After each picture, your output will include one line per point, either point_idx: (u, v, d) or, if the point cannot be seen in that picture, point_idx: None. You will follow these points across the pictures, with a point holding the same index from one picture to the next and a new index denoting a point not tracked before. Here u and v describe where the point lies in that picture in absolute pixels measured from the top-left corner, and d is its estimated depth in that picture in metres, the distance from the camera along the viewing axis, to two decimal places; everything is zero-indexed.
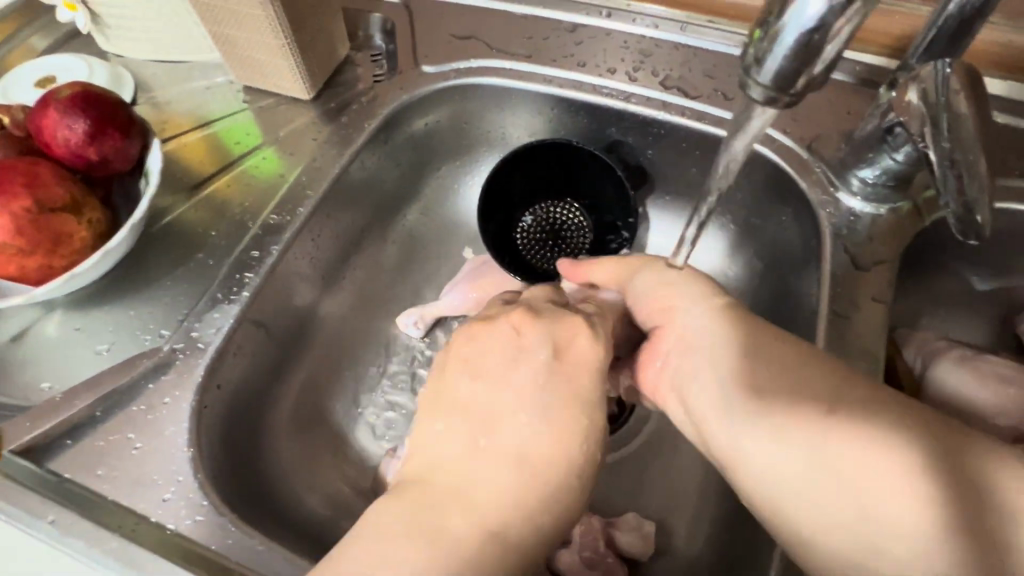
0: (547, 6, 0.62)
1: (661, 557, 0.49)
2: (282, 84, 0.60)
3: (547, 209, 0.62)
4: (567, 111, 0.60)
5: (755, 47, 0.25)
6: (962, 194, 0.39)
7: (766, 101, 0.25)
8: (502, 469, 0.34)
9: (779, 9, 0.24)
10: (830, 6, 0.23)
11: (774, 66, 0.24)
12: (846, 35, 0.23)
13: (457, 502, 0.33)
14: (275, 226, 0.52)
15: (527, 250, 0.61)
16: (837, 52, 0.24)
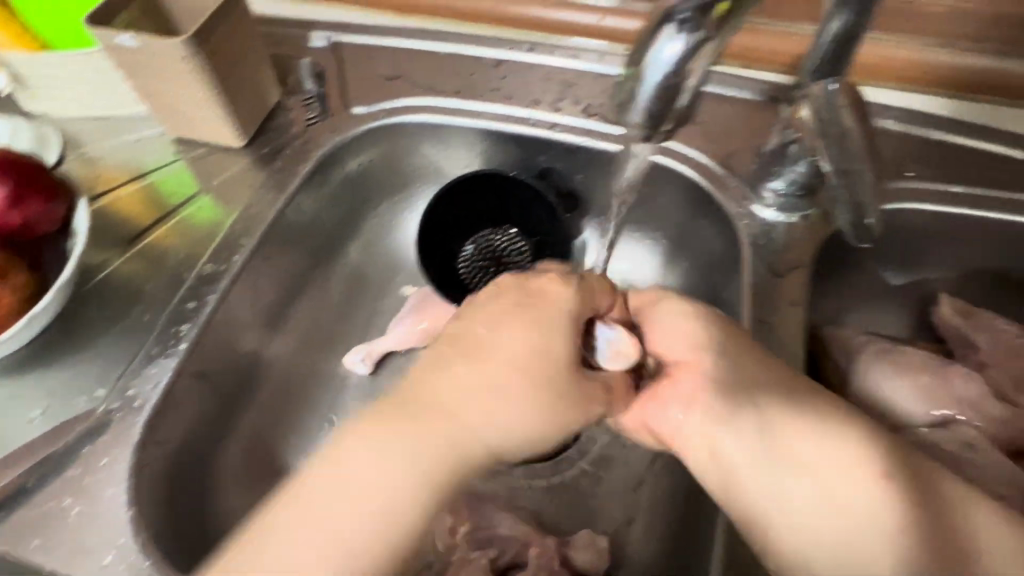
0: (470, 43, 0.64)
1: (617, 571, 0.50)
2: (213, 133, 0.60)
3: (486, 238, 0.63)
4: (498, 142, 0.62)
5: (625, 86, 0.26)
6: (856, 199, 0.43)
7: (640, 135, 0.28)
8: (490, 396, 0.39)
9: (641, 50, 0.26)
10: (684, 47, 0.25)
11: (644, 104, 0.26)
12: (702, 69, 0.25)
13: (402, 444, 0.38)
14: (211, 275, 0.52)
15: (470, 279, 0.63)
16: (698, 82, 0.26)
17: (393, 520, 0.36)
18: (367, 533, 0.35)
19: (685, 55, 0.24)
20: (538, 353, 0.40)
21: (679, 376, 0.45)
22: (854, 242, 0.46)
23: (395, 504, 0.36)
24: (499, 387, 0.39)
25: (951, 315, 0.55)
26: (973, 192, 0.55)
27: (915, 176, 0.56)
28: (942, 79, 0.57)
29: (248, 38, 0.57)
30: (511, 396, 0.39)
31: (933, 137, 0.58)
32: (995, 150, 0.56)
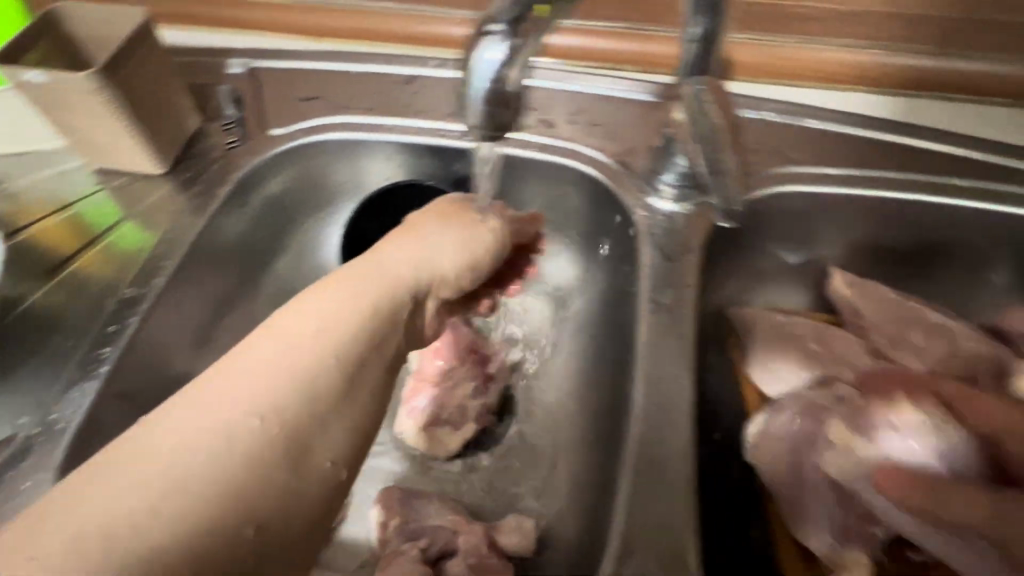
0: (382, 63, 0.67)
1: (543, 551, 0.53)
2: (132, 162, 0.61)
3: None
4: (413, 155, 0.65)
5: (463, 90, 0.29)
6: (724, 197, 0.49)
7: (483, 137, 0.30)
8: (420, 255, 0.47)
9: (469, 55, 0.28)
10: (500, 48, 0.27)
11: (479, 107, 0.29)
12: (523, 64, 0.28)
13: (348, 301, 0.42)
14: (132, 298, 0.53)
15: None
16: (524, 74, 0.29)
17: (311, 385, 0.37)
18: (300, 364, 0.37)
19: (505, 61, 0.27)
20: (457, 219, 0.50)
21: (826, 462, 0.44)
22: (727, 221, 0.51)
23: (334, 340, 0.39)
24: (438, 249, 0.47)
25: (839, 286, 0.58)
26: (844, 173, 0.59)
27: (794, 162, 0.60)
28: (811, 72, 0.63)
29: (162, 69, 0.59)
30: (448, 255, 0.48)
31: (809, 125, 0.61)
32: (861, 132, 0.61)
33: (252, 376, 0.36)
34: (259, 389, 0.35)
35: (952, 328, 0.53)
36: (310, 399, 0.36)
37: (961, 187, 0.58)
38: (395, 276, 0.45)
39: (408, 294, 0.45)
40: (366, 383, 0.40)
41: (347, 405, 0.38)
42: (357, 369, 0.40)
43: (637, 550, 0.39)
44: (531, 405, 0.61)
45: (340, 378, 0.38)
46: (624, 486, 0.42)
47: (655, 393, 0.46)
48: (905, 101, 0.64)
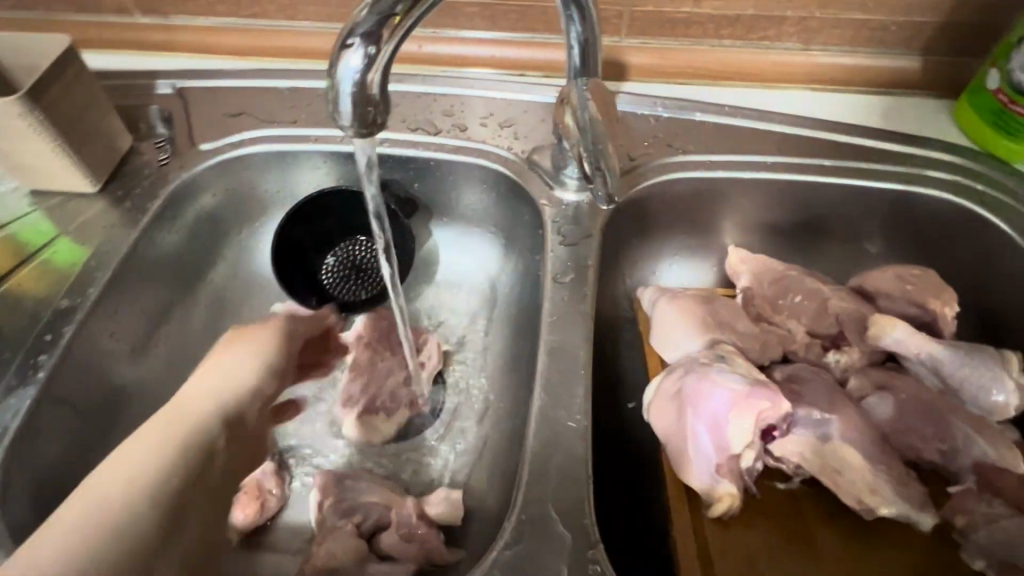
0: (306, 79, 0.72)
1: (470, 519, 0.57)
2: (65, 181, 0.64)
3: (344, 249, 0.70)
4: (339, 162, 0.69)
5: (331, 92, 0.35)
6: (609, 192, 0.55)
7: (357, 133, 0.36)
8: (226, 384, 0.56)
9: (334, 63, 0.34)
10: (360, 54, 0.33)
11: (348, 108, 0.35)
12: (380, 68, 0.34)
13: (121, 472, 0.45)
14: (67, 308, 0.56)
15: (334, 287, 0.70)
16: (383, 77, 0.35)
17: (131, 548, 0.42)
18: (126, 518, 0.43)
19: (363, 67, 0.33)
20: (256, 346, 0.60)
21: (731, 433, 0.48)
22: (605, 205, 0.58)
23: (158, 485, 0.46)
24: (241, 371, 0.58)
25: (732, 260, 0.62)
26: (728, 159, 0.65)
27: (684, 152, 0.66)
28: (697, 71, 0.70)
29: (91, 93, 0.62)
30: (246, 375, 0.58)
31: (696, 118, 0.68)
32: (743, 123, 0.67)
33: (53, 545, 0.40)
34: (70, 544, 0.40)
35: (824, 293, 0.58)
36: (114, 559, 0.41)
37: (830, 168, 0.64)
38: (201, 409, 0.53)
39: (221, 422, 0.53)
40: (159, 551, 0.44)
41: (163, 552, 0.44)
42: (170, 518, 0.45)
43: (538, 498, 0.44)
44: (459, 389, 0.65)
45: (159, 525, 0.44)
46: (528, 444, 0.47)
47: (557, 360, 0.51)
48: (782, 93, 0.70)
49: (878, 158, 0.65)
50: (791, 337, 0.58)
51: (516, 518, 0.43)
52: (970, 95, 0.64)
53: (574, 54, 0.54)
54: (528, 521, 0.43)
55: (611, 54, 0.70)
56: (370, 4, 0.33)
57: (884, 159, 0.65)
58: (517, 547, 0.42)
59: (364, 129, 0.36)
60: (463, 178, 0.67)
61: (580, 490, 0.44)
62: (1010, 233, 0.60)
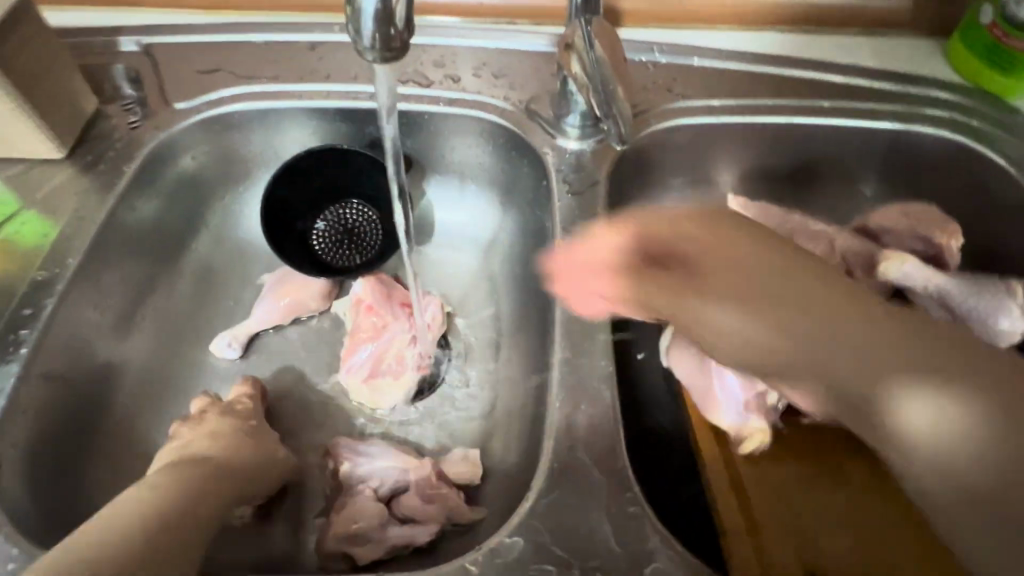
0: (283, 32, 0.68)
1: (489, 479, 0.56)
2: (27, 146, 0.59)
3: (335, 212, 0.67)
4: (326, 119, 0.66)
5: (352, 19, 0.33)
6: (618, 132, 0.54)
7: (379, 60, 0.34)
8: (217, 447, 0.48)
9: None
10: None
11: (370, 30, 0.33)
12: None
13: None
14: (45, 281, 0.51)
15: (325, 252, 0.67)
16: (408, 10, 0.34)
17: None
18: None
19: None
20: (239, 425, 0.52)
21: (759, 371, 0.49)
22: (618, 144, 0.52)
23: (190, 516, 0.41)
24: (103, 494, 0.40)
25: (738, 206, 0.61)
26: (729, 104, 0.64)
27: (683, 98, 0.64)
28: (692, 16, 0.68)
29: (50, 49, 0.57)
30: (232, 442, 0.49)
31: (693, 63, 0.66)
32: (742, 67, 0.66)
33: None
34: None
35: (830, 234, 0.58)
36: None
37: (830, 109, 0.64)
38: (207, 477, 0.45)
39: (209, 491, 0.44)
40: None
41: None
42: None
43: (568, 447, 0.43)
44: (465, 350, 0.64)
45: None
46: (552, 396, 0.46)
47: (574, 309, 0.50)
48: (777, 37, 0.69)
49: (876, 97, 0.65)
50: None
51: (548, 468, 0.43)
52: (963, 33, 0.64)
53: None
54: (560, 469, 0.42)
55: (604, 0, 0.68)
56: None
57: (882, 98, 0.65)
58: (552, 495, 0.41)
59: (387, 56, 0.35)
60: (456, 132, 0.65)
61: (611, 435, 0.44)
62: (1006, 168, 0.61)
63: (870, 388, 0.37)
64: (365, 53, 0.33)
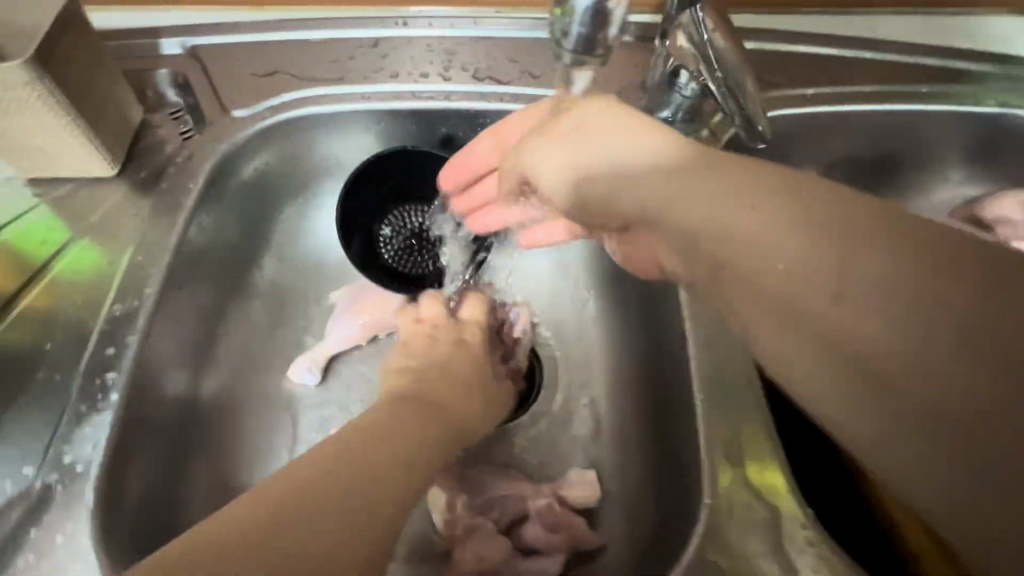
0: (340, 28, 0.62)
1: (607, 500, 0.53)
2: (77, 165, 0.53)
3: (402, 216, 0.61)
4: (396, 121, 0.61)
5: (559, 22, 0.42)
6: (743, 112, 0.47)
7: (573, 61, 0.44)
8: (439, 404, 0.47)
9: None
10: None
11: (574, 32, 0.42)
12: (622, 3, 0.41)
13: None
14: (124, 315, 0.48)
15: (395, 261, 0.61)
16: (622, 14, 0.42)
17: None
18: None
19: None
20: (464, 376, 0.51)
21: None
22: (755, 143, 0.48)
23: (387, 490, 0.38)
24: None
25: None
26: (825, 92, 0.61)
27: (779, 88, 0.61)
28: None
29: (100, 55, 0.51)
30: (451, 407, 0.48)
31: (781, 49, 0.63)
32: (833, 53, 0.63)
33: None
34: None
35: None
36: None
37: (928, 93, 0.61)
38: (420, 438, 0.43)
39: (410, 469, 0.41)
40: None
41: None
42: None
43: (721, 471, 0.42)
44: (565, 367, 0.60)
45: None
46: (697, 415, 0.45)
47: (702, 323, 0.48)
48: (869, 21, 0.65)
49: (972, 81, 0.62)
50: None
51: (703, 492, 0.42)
52: None
53: None
54: (711, 492, 0.42)
55: None
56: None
57: (980, 80, 0.62)
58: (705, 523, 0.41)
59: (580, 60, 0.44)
60: None
61: (759, 454, 0.43)
62: None
63: (835, 271, 0.30)
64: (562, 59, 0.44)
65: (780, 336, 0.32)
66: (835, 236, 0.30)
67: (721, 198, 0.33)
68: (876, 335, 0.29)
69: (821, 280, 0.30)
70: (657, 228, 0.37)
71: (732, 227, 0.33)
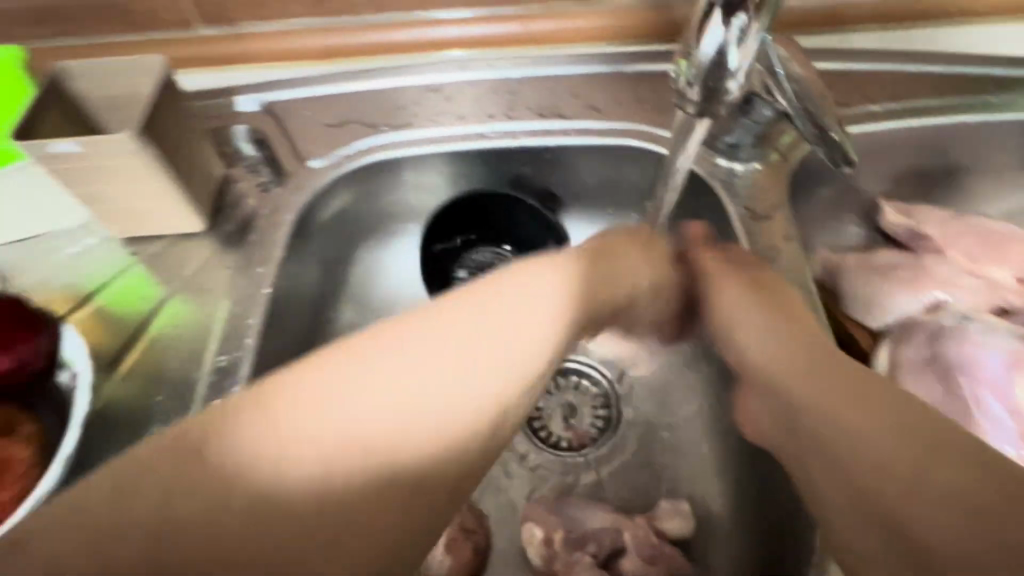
0: (405, 75, 0.64)
1: (701, 528, 0.53)
2: (170, 223, 0.56)
3: (467, 259, 0.62)
4: (464, 161, 0.63)
5: (686, 71, 0.39)
6: (820, 129, 0.47)
7: (697, 109, 0.41)
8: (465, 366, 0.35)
9: (695, 44, 0.38)
10: (725, 36, 0.37)
11: (697, 79, 0.39)
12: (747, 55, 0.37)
13: None
14: (227, 365, 0.50)
15: None
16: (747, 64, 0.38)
17: None
18: None
19: (731, 38, 0.37)
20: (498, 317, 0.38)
21: (977, 348, 0.46)
22: (842, 168, 0.48)
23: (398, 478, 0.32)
24: None
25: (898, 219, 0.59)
26: (890, 108, 0.61)
27: (845, 105, 0.61)
28: (835, 19, 0.63)
29: (189, 118, 0.54)
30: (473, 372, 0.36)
31: (851, 69, 0.62)
32: (898, 69, 0.62)
33: None
34: None
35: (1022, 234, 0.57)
36: None
37: (993, 103, 0.61)
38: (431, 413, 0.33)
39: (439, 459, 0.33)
40: None
41: None
42: None
43: None
44: (648, 393, 0.60)
45: None
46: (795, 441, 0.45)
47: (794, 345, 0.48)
48: (931, 34, 0.64)
49: None
50: (1001, 286, 0.55)
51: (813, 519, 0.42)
52: None
53: None
54: None
55: None
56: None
57: None
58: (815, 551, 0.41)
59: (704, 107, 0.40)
60: (602, 159, 0.63)
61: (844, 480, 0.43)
62: None
63: (912, 468, 0.34)
64: (686, 104, 0.40)
65: (844, 491, 0.37)
66: (921, 441, 0.35)
67: (840, 379, 0.40)
68: (926, 526, 0.32)
69: (904, 467, 0.35)
70: (763, 381, 0.45)
71: (840, 400, 0.39)
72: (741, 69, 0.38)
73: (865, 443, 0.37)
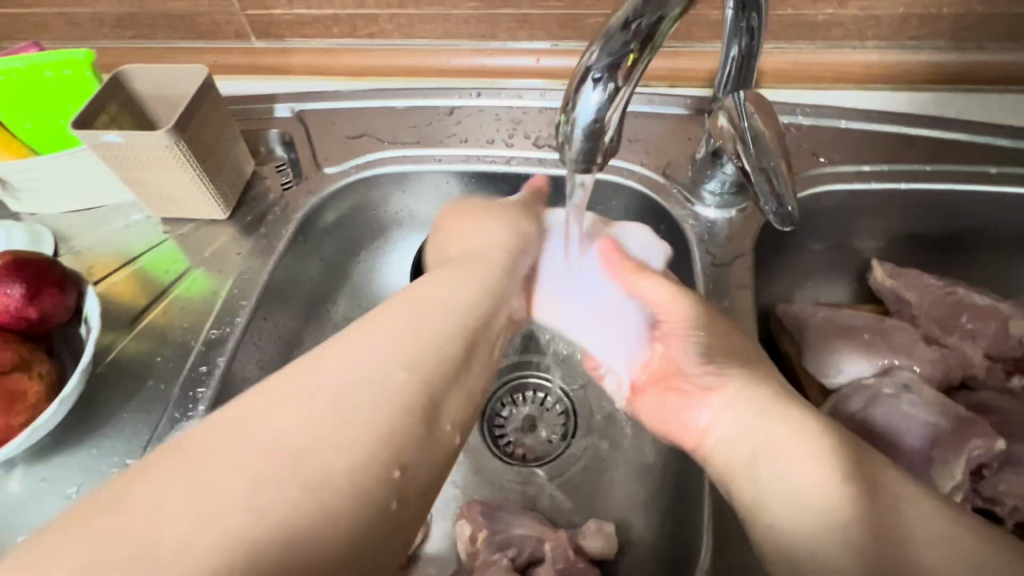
0: (425, 97, 0.71)
1: (625, 554, 0.55)
2: (198, 209, 0.64)
3: None
4: (464, 180, 0.68)
5: (563, 127, 0.36)
6: (774, 193, 0.48)
7: (578, 165, 0.37)
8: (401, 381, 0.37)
9: (569, 105, 0.35)
10: (600, 100, 0.34)
11: (574, 135, 0.35)
12: (616, 119, 0.35)
13: None
14: (217, 339, 0.58)
15: None
16: (619, 125, 0.36)
17: None
18: None
19: (603, 103, 0.34)
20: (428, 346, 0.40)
21: None
22: (778, 226, 0.50)
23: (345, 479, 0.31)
24: None
25: (884, 278, 0.58)
26: (881, 170, 0.61)
27: (832, 163, 0.61)
28: (838, 76, 0.64)
29: (223, 119, 0.62)
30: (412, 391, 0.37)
31: (842, 126, 0.63)
32: (894, 131, 0.62)
33: None
34: None
35: (1002, 311, 0.55)
36: None
37: (992, 175, 0.60)
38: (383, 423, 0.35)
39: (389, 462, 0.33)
40: None
41: None
42: None
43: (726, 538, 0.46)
44: (603, 419, 0.63)
45: None
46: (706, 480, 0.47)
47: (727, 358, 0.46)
48: (938, 99, 0.64)
49: None
50: (969, 361, 0.54)
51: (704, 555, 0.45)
52: None
53: (727, 71, 0.52)
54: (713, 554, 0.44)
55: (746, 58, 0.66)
56: (602, 43, 0.34)
57: None
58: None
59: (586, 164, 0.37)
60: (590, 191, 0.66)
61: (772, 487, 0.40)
62: None
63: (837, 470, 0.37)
64: (566, 160, 0.37)
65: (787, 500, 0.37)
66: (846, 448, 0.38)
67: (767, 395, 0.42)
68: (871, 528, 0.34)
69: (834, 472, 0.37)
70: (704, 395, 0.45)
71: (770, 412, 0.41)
72: (614, 125, 0.36)
73: (794, 449, 0.38)
